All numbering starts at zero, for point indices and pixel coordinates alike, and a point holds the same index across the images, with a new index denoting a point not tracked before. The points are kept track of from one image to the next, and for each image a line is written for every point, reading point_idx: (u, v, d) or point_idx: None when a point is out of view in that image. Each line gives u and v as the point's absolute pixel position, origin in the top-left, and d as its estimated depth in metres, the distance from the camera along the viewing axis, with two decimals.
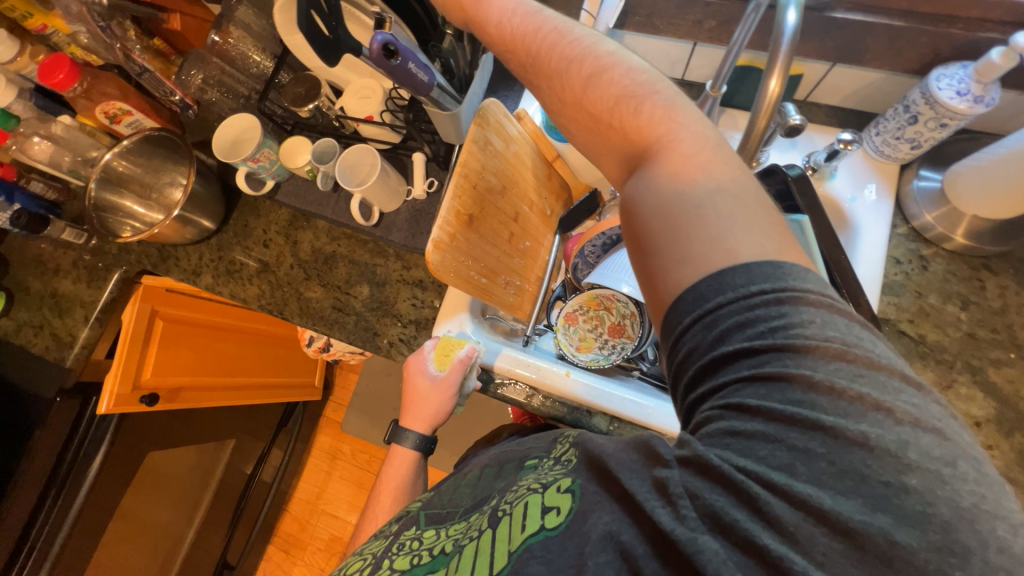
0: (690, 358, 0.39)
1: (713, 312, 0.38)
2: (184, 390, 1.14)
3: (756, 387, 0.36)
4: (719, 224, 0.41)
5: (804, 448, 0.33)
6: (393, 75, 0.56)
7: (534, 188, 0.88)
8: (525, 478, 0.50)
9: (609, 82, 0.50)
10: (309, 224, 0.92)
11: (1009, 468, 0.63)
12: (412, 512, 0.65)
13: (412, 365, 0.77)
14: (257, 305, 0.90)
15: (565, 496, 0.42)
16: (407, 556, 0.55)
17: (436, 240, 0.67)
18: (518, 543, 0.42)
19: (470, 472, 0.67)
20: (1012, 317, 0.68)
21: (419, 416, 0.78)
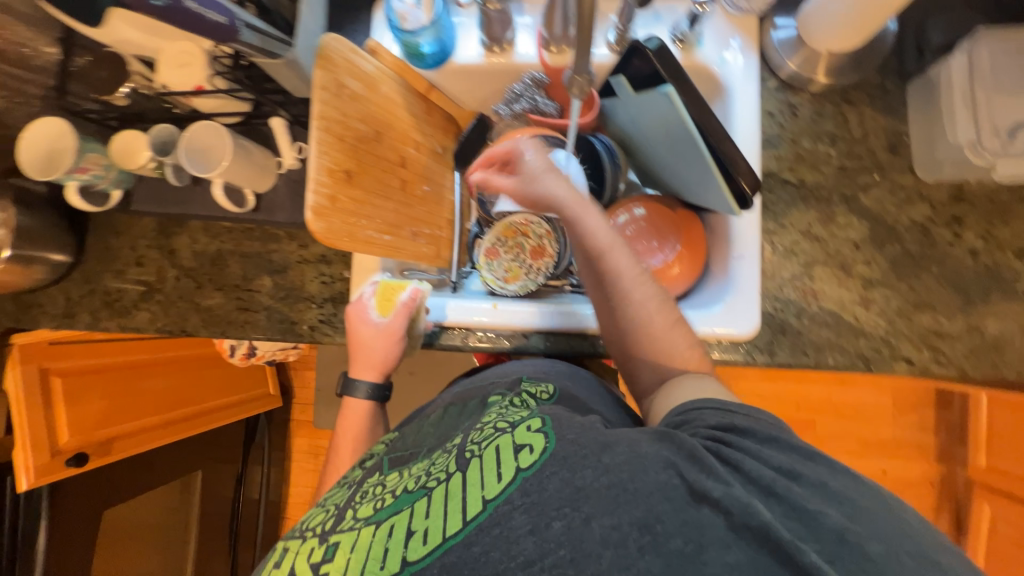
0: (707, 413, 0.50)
1: (725, 420, 0.49)
2: (118, 439, 1.07)
3: (747, 431, 0.48)
4: (721, 394, 0.55)
5: (795, 458, 0.46)
6: (170, 19, 0.49)
7: (414, 126, 0.82)
8: (487, 416, 0.54)
9: (634, 278, 0.61)
10: (181, 227, 0.82)
11: (885, 276, 0.71)
12: (375, 462, 0.61)
13: (353, 314, 0.74)
14: (153, 330, 0.81)
15: (539, 435, 0.47)
16: (371, 503, 0.50)
17: (314, 206, 0.62)
18: (497, 492, 0.44)
19: (433, 412, 0.67)
20: (872, 142, 0.73)
21: (368, 364, 0.76)
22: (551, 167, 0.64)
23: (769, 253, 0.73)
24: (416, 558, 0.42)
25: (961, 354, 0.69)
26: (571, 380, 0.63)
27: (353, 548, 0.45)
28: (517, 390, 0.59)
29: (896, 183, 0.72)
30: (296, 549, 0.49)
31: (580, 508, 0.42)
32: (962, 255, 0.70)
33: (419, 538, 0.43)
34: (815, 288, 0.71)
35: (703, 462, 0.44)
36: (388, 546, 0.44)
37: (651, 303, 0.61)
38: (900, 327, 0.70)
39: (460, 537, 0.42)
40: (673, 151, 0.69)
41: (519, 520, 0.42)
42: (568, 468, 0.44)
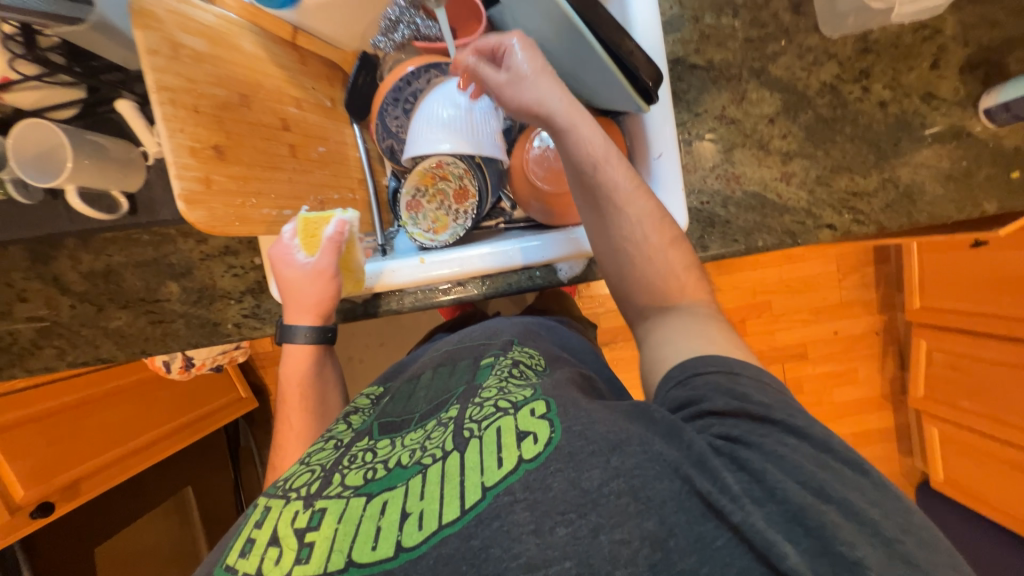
0: (711, 389, 0.45)
1: (737, 404, 0.43)
2: (84, 480, 1.04)
3: (767, 420, 0.42)
4: (726, 351, 0.49)
5: (825, 463, 0.40)
6: None
7: (287, 80, 0.72)
8: (486, 392, 0.52)
9: (631, 198, 0.56)
10: (56, 249, 0.73)
11: (802, 147, 0.70)
12: (364, 425, 0.57)
13: (277, 258, 0.68)
14: (66, 366, 0.75)
15: (543, 422, 0.44)
16: (361, 471, 0.47)
17: (184, 195, 0.55)
18: (497, 479, 0.40)
19: (423, 375, 0.65)
20: (775, 5, 0.69)
21: (301, 308, 0.68)
22: (543, 70, 0.56)
23: (688, 146, 0.71)
24: (410, 545, 0.39)
25: (878, 209, 0.70)
26: (548, 339, 0.70)
27: (341, 518, 0.42)
28: (511, 360, 0.60)
29: (804, 46, 0.69)
30: (280, 508, 0.45)
31: (587, 516, 0.38)
32: (872, 110, 0.70)
33: (413, 522, 0.40)
34: (737, 173, 0.70)
35: (712, 469, 0.40)
36: (379, 525, 0.41)
37: (651, 228, 0.57)
38: (821, 196, 0.71)
39: (457, 528, 0.39)
40: (567, 52, 0.64)
41: (522, 516, 0.38)
42: (574, 466, 0.40)
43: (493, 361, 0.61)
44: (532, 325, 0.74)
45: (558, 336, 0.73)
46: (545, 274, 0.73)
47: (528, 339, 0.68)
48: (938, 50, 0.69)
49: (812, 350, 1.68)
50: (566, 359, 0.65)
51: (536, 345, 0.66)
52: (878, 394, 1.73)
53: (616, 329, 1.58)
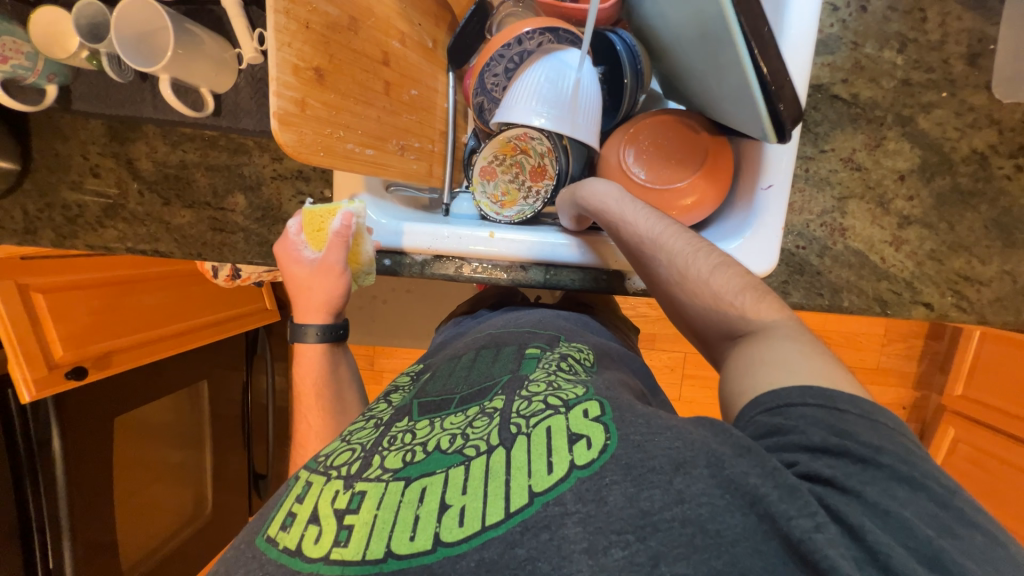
0: (807, 422, 0.40)
1: (836, 441, 0.39)
2: (116, 353, 1.06)
3: (869, 464, 0.38)
4: (829, 381, 0.43)
5: (951, 528, 0.35)
6: None
7: (398, 11, 0.67)
8: (534, 384, 0.50)
9: (690, 257, 0.56)
10: (135, 133, 0.72)
11: (926, 214, 0.64)
12: (402, 402, 0.56)
13: (283, 255, 0.68)
14: (124, 250, 0.75)
15: (599, 428, 0.42)
16: (399, 453, 0.46)
17: (279, 114, 0.52)
18: (547, 485, 0.39)
19: (465, 356, 0.63)
20: (950, 50, 0.61)
21: (312, 304, 0.69)
22: (608, 187, 0.66)
23: (801, 184, 0.65)
24: (449, 540, 0.38)
25: (987, 300, 0.64)
26: (592, 335, 0.69)
27: (380, 504, 0.42)
28: (560, 353, 0.59)
29: (966, 102, 0.61)
30: (320, 486, 0.45)
31: (646, 541, 0.36)
32: (1017, 191, 0.62)
33: (454, 517, 0.39)
34: (845, 225, 0.65)
35: (805, 503, 0.36)
36: (418, 513, 0.40)
37: (708, 276, 0.54)
38: (928, 271, 0.65)
39: (501, 533, 0.38)
40: (705, 56, 0.58)
41: (574, 531, 0.37)
42: (633, 481, 0.38)
43: (539, 353, 0.59)
44: (577, 323, 0.72)
45: (604, 339, 0.71)
46: (610, 279, 0.70)
47: (574, 335, 0.66)
48: None
49: None
50: (612, 355, 0.66)
51: (585, 340, 0.65)
52: None
53: (643, 336, 1.55)
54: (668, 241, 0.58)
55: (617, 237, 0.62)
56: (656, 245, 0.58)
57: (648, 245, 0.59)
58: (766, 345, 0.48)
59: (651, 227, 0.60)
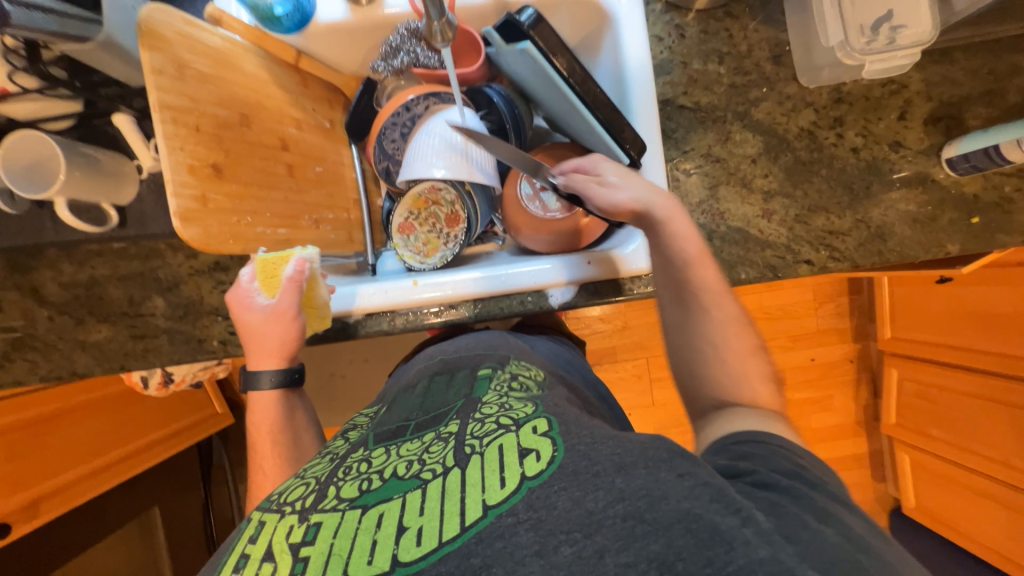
0: (766, 462, 0.45)
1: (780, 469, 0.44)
2: (45, 499, 0.98)
3: (794, 477, 0.43)
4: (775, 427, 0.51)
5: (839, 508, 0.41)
6: None
7: (289, 102, 0.73)
8: (486, 405, 0.52)
9: (706, 290, 0.60)
10: (37, 259, 0.71)
11: (782, 186, 0.74)
12: (358, 436, 0.57)
13: (234, 300, 0.66)
14: (38, 381, 0.72)
15: (546, 440, 0.43)
16: (356, 483, 0.46)
17: (179, 211, 0.55)
18: (501, 498, 0.39)
19: (418, 384, 0.65)
20: (757, 55, 0.74)
21: (265, 351, 0.67)
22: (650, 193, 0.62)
23: (676, 182, 0.74)
24: (407, 560, 0.38)
25: (853, 248, 0.74)
26: (543, 357, 0.71)
27: (336, 532, 0.41)
28: (510, 373, 0.61)
29: (783, 93, 0.74)
30: (274, 523, 0.45)
31: (592, 537, 0.36)
32: (845, 154, 0.74)
33: (411, 538, 0.39)
34: (722, 209, 0.74)
35: (730, 500, 0.37)
36: (375, 539, 0.40)
37: (712, 325, 0.60)
38: (800, 233, 0.74)
39: (458, 546, 0.38)
40: (556, 102, 0.70)
41: (526, 537, 0.37)
42: (579, 484, 0.39)
43: (491, 372, 0.61)
44: (521, 342, 0.75)
45: (552, 355, 0.74)
46: (537, 298, 0.75)
47: (523, 355, 0.69)
48: (905, 103, 0.75)
49: (790, 377, 1.72)
50: (561, 375, 0.67)
51: (535, 360, 0.67)
52: (853, 421, 1.77)
53: (603, 351, 1.59)
54: (695, 273, 0.61)
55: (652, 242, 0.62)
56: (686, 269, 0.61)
57: (684, 272, 0.61)
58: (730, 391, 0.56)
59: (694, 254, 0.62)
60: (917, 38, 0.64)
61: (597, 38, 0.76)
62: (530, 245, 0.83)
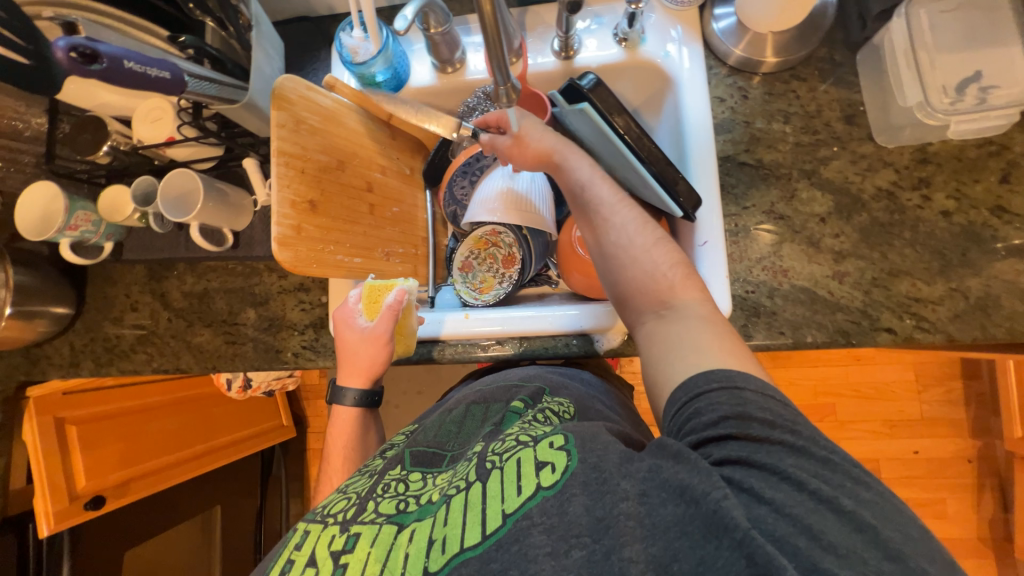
0: (713, 409, 0.46)
1: (738, 425, 0.44)
2: (134, 481, 1.11)
3: (767, 442, 0.43)
4: (735, 365, 0.49)
5: (850, 489, 0.40)
6: (111, 81, 0.48)
7: (379, 151, 0.84)
8: (510, 429, 0.55)
9: (615, 206, 0.64)
10: (169, 270, 0.87)
11: (856, 247, 0.70)
12: (395, 453, 0.61)
13: (340, 319, 0.73)
14: (150, 371, 0.85)
15: (561, 453, 0.46)
16: (394, 500, 0.52)
17: (278, 238, 0.66)
18: (516, 506, 0.44)
19: (455, 410, 0.67)
20: (828, 115, 0.73)
21: (356, 369, 0.73)
22: (573, 151, 0.70)
23: (735, 237, 0.73)
24: (436, 569, 0.44)
25: (946, 318, 0.66)
26: (578, 387, 0.70)
27: (374, 543, 0.47)
28: (541, 407, 0.60)
29: (857, 152, 0.71)
30: (318, 532, 0.50)
31: (601, 541, 0.41)
32: (934, 218, 0.68)
33: (438, 547, 0.45)
34: (785, 267, 0.70)
35: (711, 476, 0.40)
36: (409, 552, 0.46)
37: (649, 252, 0.60)
38: (878, 298, 0.68)
39: (479, 552, 0.43)
40: (613, 156, 0.75)
41: (539, 538, 0.42)
42: (590, 493, 0.43)
43: (522, 407, 0.61)
44: (565, 376, 0.73)
45: (594, 392, 0.73)
46: (581, 342, 0.75)
47: (560, 387, 0.67)
48: (1008, 165, 0.68)
49: (885, 470, 1.47)
50: (595, 409, 0.65)
51: (567, 393, 0.66)
52: (973, 536, 1.44)
53: None
54: (612, 208, 0.64)
55: (574, 192, 0.68)
56: (595, 199, 0.66)
57: (607, 208, 0.65)
58: (675, 327, 0.55)
59: (612, 196, 0.65)
60: (1011, 99, 0.62)
61: (659, 100, 0.81)
62: (578, 287, 0.85)
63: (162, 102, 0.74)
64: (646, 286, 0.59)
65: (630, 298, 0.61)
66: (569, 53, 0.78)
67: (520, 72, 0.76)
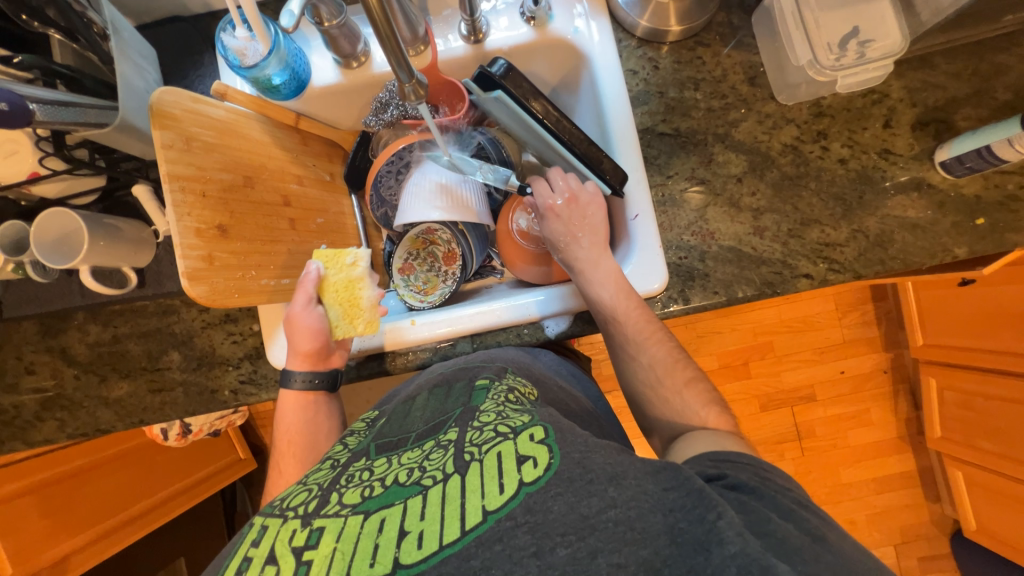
0: (743, 471, 0.49)
1: (758, 479, 0.48)
2: (72, 555, 1.00)
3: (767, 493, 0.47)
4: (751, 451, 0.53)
5: (834, 535, 0.45)
6: None
7: (291, 160, 0.78)
8: (484, 414, 0.53)
9: (643, 343, 0.67)
10: (66, 322, 0.77)
11: (771, 202, 0.74)
12: (360, 443, 0.59)
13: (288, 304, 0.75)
14: (65, 437, 0.76)
15: (543, 447, 0.46)
16: (358, 489, 0.49)
17: (187, 272, 0.59)
18: (499, 503, 0.43)
19: (418, 396, 0.64)
20: (732, 78, 0.76)
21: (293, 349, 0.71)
22: (604, 271, 0.70)
23: (663, 206, 0.75)
24: (409, 562, 0.41)
25: (853, 258, 0.73)
26: (538, 367, 0.70)
27: (339, 537, 0.44)
28: (508, 384, 0.60)
29: (762, 112, 0.75)
30: (276, 527, 0.47)
31: (586, 540, 0.41)
32: (834, 166, 0.74)
33: (412, 542, 0.42)
34: (711, 230, 0.74)
35: (709, 500, 0.42)
36: (377, 543, 0.43)
37: (671, 390, 0.64)
38: (795, 247, 0.73)
39: (457, 549, 0.41)
40: (536, 140, 0.76)
41: (523, 539, 0.41)
42: (574, 491, 0.43)
43: (488, 384, 0.60)
44: (529, 355, 0.74)
45: (559, 371, 0.74)
46: (532, 330, 0.76)
47: (522, 366, 0.67)
48: (889, 111, 0.74)
49: (820, 393, 1.63)
50: (556, 389, 0.67)
51: (528, 373, 0.66)
52: (895, 436, 1.65)
53: None
54: (640, 342, 0.67)
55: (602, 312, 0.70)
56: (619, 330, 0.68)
57: (635, 346, 0.67)
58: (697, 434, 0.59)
59: (639, 329, 0.67)
60: (886, 50, 0.67)
61: (575, 77, 0.81)
62: (524, 276, 0.86)
63: (13, 133, 0.63)
64: (667, 413, 0.64)
65: (648, 411, 0.67)
66: (478, 37, 0.75)
67: (430, 61, 0.72)
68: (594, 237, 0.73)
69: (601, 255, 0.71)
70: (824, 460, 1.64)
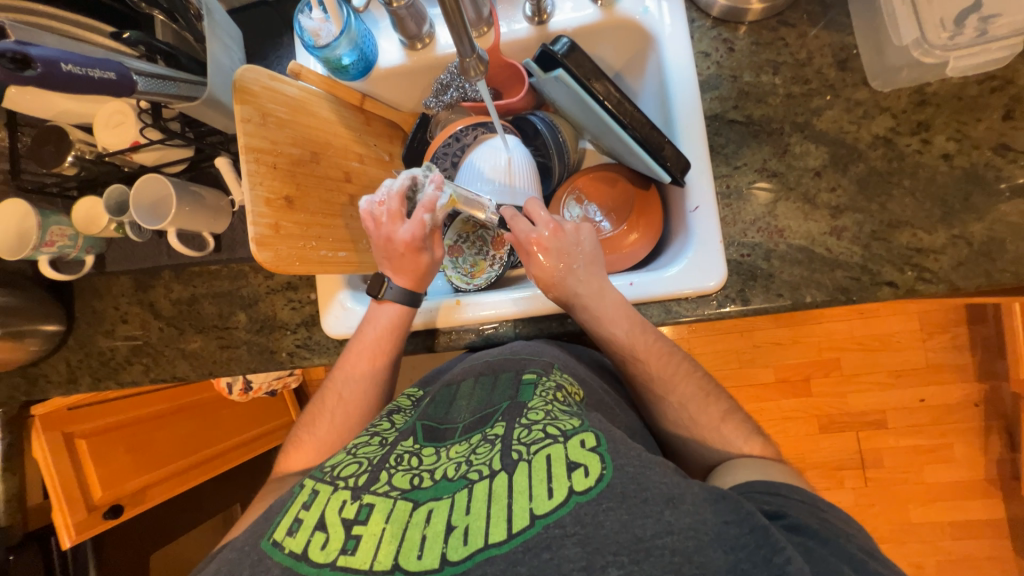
0: (799, 508, 0.48)
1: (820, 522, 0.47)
2: (150, 487, 1.14)
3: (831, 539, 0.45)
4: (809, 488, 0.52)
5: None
6: (51, 87, 0.47)
7: (354, 139, 0.81)
8: (531, 411, 0.53)
9: (670, 381, 0.65)
10: (155, 279, 0.85)
11: (854, 200, 0.67)
12: (406, 424, 0.60)
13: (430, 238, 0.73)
14: (148, 381, 0.85)
15: (594, 456, 0.45)
16: (407, 475, 0.50)
17: (256, 238, 0.64)
18: (547, 508, 0.43)
19: (464, 382, 0.65)
20: (819, 61, 0.69)
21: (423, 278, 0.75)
22: (608, 304, 0.67)
23: (728, 199, 0.70)
24: (456, 559, 0.42)
25: (949, 268, 0.64)
26: (580, 366, 0.68)
27: (388, 518, 0.46)
28: (554, 381, 0.59)
29: (852, 100, 0.68)
30: (328, 495, 0.49)
31: (639, 563, 0.40)
32: (934, 162, 0.65)
33: (459, 537, 0.43)
34: (780, 227, 0.68)
35: (775, 542, 0.41)
36: (425, 534, 0.44)
37: (710, 428, 0.63)
38: (877, 252, 0.66)
39: (503, 551, 0.41)
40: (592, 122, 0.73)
41: (573, 551, 0.40)
42: (627, 508, 0.42)
43: (536, 378, 0.59)
44: (570, 352, 0.73)
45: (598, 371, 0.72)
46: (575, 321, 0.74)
47: (568, 364, 0.66)
48: (1011, 100, 0.64)
49: (892, 419, 1.48)
50: (600, 393, 0.64)
51: (575, 373, 0.65)
52: (982, 478, 1.45)
53: None
54: (665, 380, 0.65)
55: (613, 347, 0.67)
56: (640, 367, 0.66)
57: (660, 386, 0.65)
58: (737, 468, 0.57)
59: (660, 366, 0.65)
60: (1016, 28, 0.58)
61: (640, 61, 0.78)
62: None
63: (122, 105, 0.71)
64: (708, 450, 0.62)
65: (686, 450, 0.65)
66: (542, 18, 0.74)
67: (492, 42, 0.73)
68: (591, 267, 0.70)
69: (601, 284, 0.68)
70: (891, 494, 1.48)
